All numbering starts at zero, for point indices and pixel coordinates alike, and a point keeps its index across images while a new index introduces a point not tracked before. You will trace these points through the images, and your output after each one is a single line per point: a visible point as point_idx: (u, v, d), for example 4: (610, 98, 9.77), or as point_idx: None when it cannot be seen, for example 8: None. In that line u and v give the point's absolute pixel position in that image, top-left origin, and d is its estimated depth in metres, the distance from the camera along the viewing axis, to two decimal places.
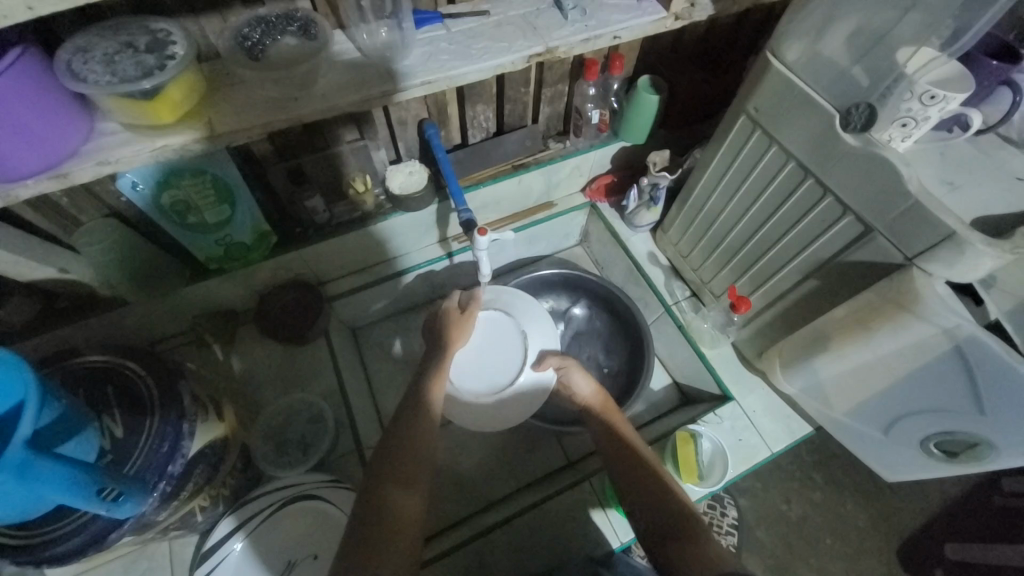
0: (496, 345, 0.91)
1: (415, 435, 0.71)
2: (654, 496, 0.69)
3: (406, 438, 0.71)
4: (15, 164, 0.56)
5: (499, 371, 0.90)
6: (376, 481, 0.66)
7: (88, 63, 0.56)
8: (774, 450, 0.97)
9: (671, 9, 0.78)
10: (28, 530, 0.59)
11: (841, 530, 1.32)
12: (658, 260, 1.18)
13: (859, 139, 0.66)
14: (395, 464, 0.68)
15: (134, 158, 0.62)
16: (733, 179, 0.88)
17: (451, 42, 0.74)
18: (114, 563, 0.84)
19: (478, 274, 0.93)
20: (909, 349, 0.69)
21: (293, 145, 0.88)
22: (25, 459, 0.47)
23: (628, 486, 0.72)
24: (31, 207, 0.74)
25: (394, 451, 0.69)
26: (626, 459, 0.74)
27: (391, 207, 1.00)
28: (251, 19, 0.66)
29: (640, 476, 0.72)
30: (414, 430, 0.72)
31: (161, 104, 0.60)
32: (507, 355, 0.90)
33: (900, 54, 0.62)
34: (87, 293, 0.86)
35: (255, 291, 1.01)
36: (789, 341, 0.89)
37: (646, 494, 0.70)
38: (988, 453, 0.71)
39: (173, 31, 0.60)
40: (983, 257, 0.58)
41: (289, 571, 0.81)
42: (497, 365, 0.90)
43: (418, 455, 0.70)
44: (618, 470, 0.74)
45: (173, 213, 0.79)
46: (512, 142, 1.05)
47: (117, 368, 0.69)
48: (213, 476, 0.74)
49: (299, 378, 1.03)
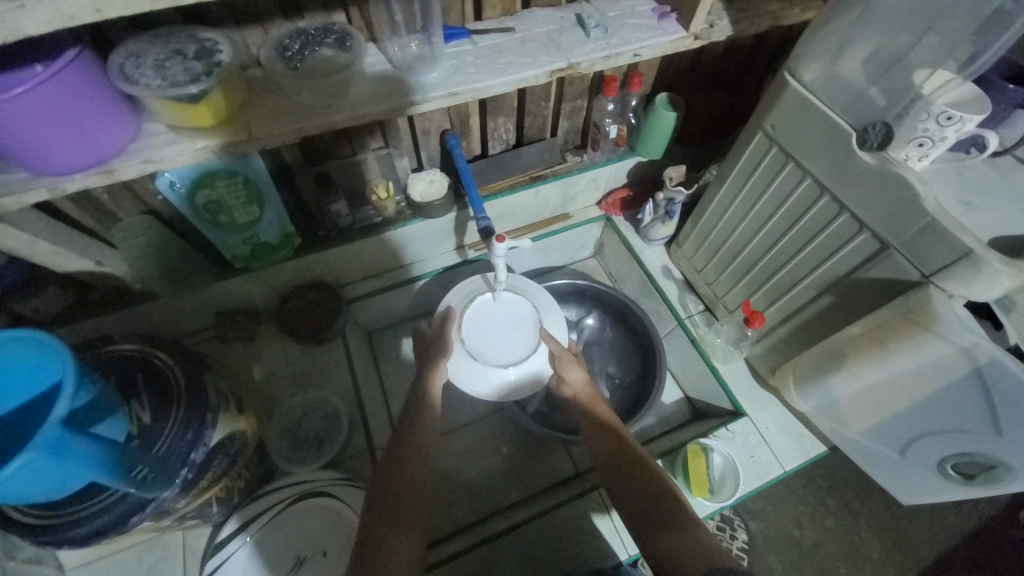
0: (504, 324, 0.88)
1: (407, 453, 0.73)
2: (646, 484, 0.72)
3: (403, 449, 0.74)
4: (65, 160, 0.59)
5: (511, 349, 0.86)
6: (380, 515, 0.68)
7: (140, 68, 0.60)
8: (786, 469, 0.96)
9: (691, 29, 0.81)
10: (53, 511, 0.61)
11: (857, 559, 1.29)
12: (672, 274, 1.19)
13: (875, 157, 0.67)
14: (404, 487, 0.70)
15: (176, 158, 0.65)
16: (748, 195, 0.89)
17: (477, 56, 0.77)
18: (129, 551, 0.86)
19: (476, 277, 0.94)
20: (925, 367, 0.69)
21: (321, 151, 0.92)
22: (60, 437, 0.49)
23: (618, 479, 0.74)
24: (74, 202, 0.78)
25: (397, 452, 0.73)
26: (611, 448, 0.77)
27: (411, 213, 1.04)
28: (292, 31, 0.70)
29: (626, 470, 0.74)
30: (413, 436, 0.75)
31: (205, 108, 0.63)
32: (520, 336, 0.87)
33: (918, 75, 0.64)
34: (120, 286, 0.90)
35: (277, 291, 1.04)
36: (801, 358, 0.89)
37: (633, 484, 0.72)
38: (1006, 476, 0.70)
39: (220, 40, 0.64)
40: (1000, 276, 0.58)
41: (297, 567, 0.82)
42: (511, 342, 0.86)
43: (421, 465, 0.73)
44: (607, 470, 0.76)
45: (206, 211, 0.82)
46: (531, 154, 1.08)
47: (147, 357, 0.72)
48: (231, 467, 0.76)
49: (314, 377, 1.05)
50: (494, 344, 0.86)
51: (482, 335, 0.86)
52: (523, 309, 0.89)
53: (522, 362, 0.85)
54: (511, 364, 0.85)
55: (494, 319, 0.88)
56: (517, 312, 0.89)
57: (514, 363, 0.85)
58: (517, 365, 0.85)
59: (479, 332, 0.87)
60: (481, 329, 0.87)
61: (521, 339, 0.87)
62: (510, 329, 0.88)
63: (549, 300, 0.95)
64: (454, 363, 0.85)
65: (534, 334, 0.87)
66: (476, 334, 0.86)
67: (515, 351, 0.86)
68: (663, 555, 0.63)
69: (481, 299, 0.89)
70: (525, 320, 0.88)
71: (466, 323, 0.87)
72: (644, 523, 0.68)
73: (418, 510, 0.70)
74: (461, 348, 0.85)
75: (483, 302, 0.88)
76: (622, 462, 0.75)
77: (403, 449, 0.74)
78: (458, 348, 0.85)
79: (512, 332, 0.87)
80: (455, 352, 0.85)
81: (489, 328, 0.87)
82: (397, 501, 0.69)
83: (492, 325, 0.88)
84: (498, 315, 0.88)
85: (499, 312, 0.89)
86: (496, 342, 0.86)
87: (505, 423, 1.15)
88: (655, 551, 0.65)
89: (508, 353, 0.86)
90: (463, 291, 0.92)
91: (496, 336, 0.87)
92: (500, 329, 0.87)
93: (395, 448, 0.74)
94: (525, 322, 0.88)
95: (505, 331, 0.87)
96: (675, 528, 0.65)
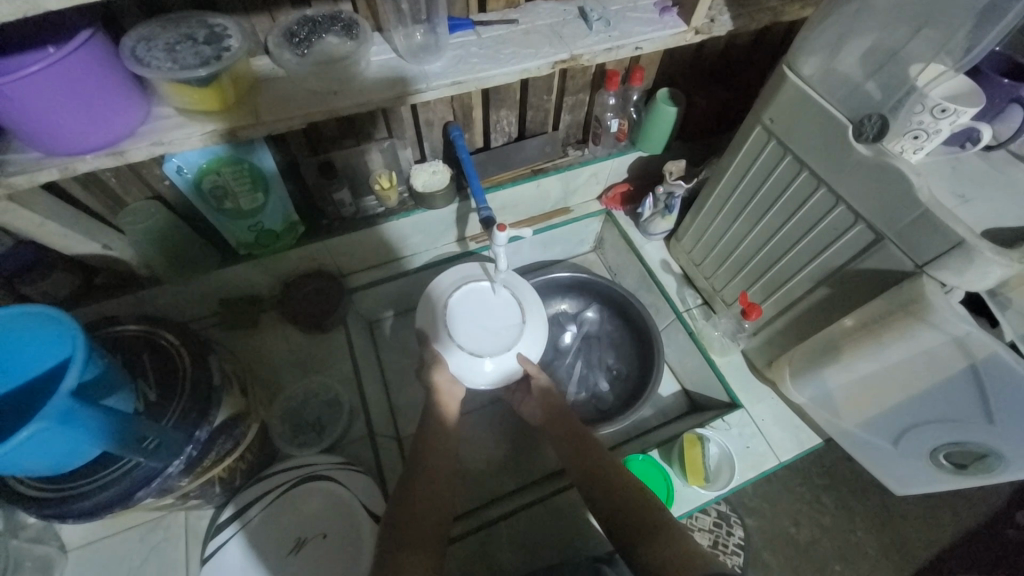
0: (489, 311, 0.90)
1: (423, 472, 0.76)
2: (621, 493, 0.73)
3: (425, 461, 0.78)
4: (77, 140, 0.61)
5: (503, 333, 0.88)
6: (391, 546, 0.67)
7: (151, 51, 0.61)
8: (781, 460, 0.97)
9: (692, 24, 0.82)
10: (58, 485, 0.62)
11: (851, 557, 1.30)
12: (671, 268, 1.20)
13: (871, 150, 0.68)
14: (417, 493, 0.74)
15: (185, 141, 0.66)
16: (747, 188, 0.90)
17: (481, 47, 0.78)
18: (131, 531, 0.87)
19: (459, 270, 0.94)
20: (920, 357, 0.71)
21: (325, 140, 0.93)
22: (69, 407, 0.50)
23: (600, 489, 0.75)
24: (82, 185, 0.79)
25: (415, 466, 0.77)
26: (585, 466, 0.79)
27: (414, 204, 1.05)
28: (301, 19, 0.72)
29: (612, 481, 0.75)
30: (430, 440, 0.81)
31: (213, 92, 0.64)
32: (506, 320, 0.90)
33: (911, 69, 0.64)
34: (126, 271, 0.91)
35: (280, 279, 1.05)
36: (798, 350, 0.90)
37: (618, 493, 0.73)
38: (998, 465, 0.71)
39: (229, 26, 0.65)
40: (991, 266, 0.59)
41: (298, 547, 0.83)
42: (501, 328, 0.89)
43: (433, 481, 0.76)
44: (589, 485, 0.77)
45: (211, 197, 0.83)
46: (532, 147, 1.09)
47: (153, 337, 0.74)
48: (235, 448, 0.77)
49: (316, 364, 1.06)
50: (486, 333, 0.88)
51: (473, 327, 0.88)
52: (503, 294, 0.92)
53: (518, 340, 0.88)
54: (509, 345, 0.87)
55: (478, 308, 0.90)
56: (497, 298, 0.92)
57: (512, 344, 0.87)
58: (515, 345, 0.87)
59: (468, 324, 0.88)
60: (469, 321, 0.89)
61: (508, 321, 0.90)
62: (495, 315, 0.90)
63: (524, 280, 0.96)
64: (454, 363, 0.85)
65: (518, 313, 0.90)
66: (466, 327, 0.88)
67: (507, 334, 0.88)
68: (649, 567, 0.62)
69: (464, 288, 0.91)
70: (506, 303, 0.91)
71: (452, 316, 0.88)
72: (624, 526, 0.69)
73: (431, 503, 0.73)
74: (456, 346, 0.85)
75: (465, 293, 0.91)
76: (607, 463, 0.79)
77: (423, 459, 0.78)
78: (453, 346, 0.85)
79: (499, 317, 0.90)
80: (450, 351, 0.85)
81: (475, 319, 0.89)
82: (413, 520, 0.70)
83: (478, 315, 0.89)
84: (481, 305, 0.90)
85: (481, 300, 0.91)
86: (487, 330, 0.88)
87: (503, 414, 1.16)
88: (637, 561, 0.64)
89: (502, 339, 0.88)
90: (455, 274, 0.93)
91: (485, 324, 0.89)
92: (486, 317, 0.89)
93: (411, 472, 0.76)
94: (507, 307, 0.91)
95: (492, 316, 0.90)
96: (661, 529, 0.66)
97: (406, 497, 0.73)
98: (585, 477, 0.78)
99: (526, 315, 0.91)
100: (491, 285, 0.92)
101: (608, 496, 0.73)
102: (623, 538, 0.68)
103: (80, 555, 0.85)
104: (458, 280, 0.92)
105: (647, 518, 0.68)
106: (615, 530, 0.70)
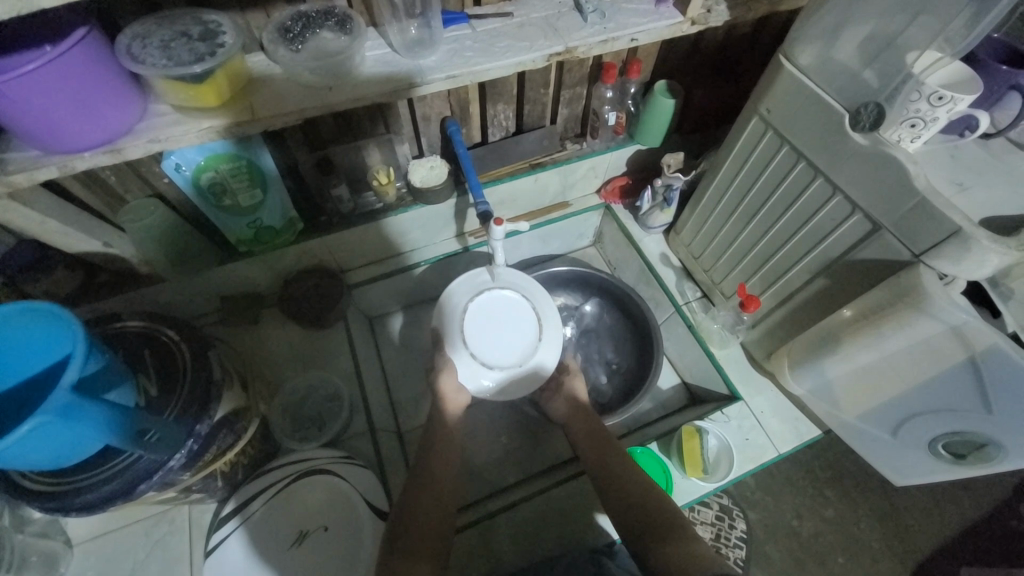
0: (504, 316, 0.93)
1: (427, 472, 0.76)
2: (632, 490, 0.73)
3: (425, 460, 0.78)
4: (74, 139, 0.61)
5: (516, 347, 0.91)
6: (401, 548, 0.67)
7: (146, 48, 0.62)
8: (780, 452, 0.97)
9: (688, 14, 0.81)
10: (61, 479, 0.63)
11: (854, 550, 1.29)
12: (670, 261, 1.20)
13: (867, 138, 0.68)
14: (419, 488, 0.74)
15: (181, 138, 0.67)
16: (745, 179, 0.90)
17: (475, 41, 0.78)
18: (135, 525, 0.89)
19: (474, 274, 0.95)
20: (919, 348, 0.70)
21: (323, 136, 0.93)
22: (69, 402, 0.51)
23: (612, 486, 0.76)
24: (81, 183, 0.80)
25: (421, 466, 0.77)
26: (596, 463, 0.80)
27: (412, 199, 1.05)
28: (295, 15, 0.72)
29: (620, 477, 0.76)
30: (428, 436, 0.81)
31: (209, 88, 0.65)
32: (518, 330, 0.92)
33: (910, 56, 0.63)
34: (128, 268, 0.92)
35: (281, 275, 1.06)
36: (797, 341, 0.89)
37: (627, 488, 0.74)
38: (997, 454, 0.72)
39: (223, 22, 0.65)
40: (988, 254, 0.59)
41: (300, 540, 0.84)
42: (514, 339, 0.92)
43: (436, 480, 0.76)
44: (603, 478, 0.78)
45: (211, 194, 0.83)
46: (530, 141, 1.09)
47: (156, 333, 0.75)
48: (235, 442, 0.77)
49: (316, 359, 1.07)
50: (497, 344, 0.91)
51: (487, 333, 0.91)
52: (516, 296, 0.94)
53: (529, 355, 0.91)
54: (520, 361, 0.91)
55: (491, 316, 0.92)
56: (512, 302, 0.94)
57: (522, 358, 0.91)
58: (524, 359, 0.91)
59: (482, 329, 0.91)
60: (482, 328, 0.91)
61: (521, 330, 0.93)
62: (509, 322, 0.93)
63: (533, 282, 0.97)
64: (463, 369, 0.88)
65: (531, 321, 0.94)
66: (478, 333, 0.90)
67: (520, 346, 0.92)
68: (660, 563, 0.61)
69: (480, 296, 0.92)
70: (518, 306, 0.94)
71: (469, 321, 0.91)
72: (634, 525, 0.69)
73: (433, 497, 0.73)
74: (468, 353, 0.89)
75: (480, 300, 0.92)
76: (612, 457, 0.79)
77: (427, 457, 0.79)
78: (464, 351, 0.88)
79: (514, 326, 0.93)
80: (461, 357, 0.88)
81: (489, 323, 0.91)
82: (414, 522, 0.70)
83: (491, 322, 0.92)
84: (497, 310, 0.93)
85: (500, 305, 0.93)
86: (497, 343, 0.91)
87: (503, 409, 1.17)
88: (650, 556, 0.63)
89: (512, 351, 0.91)
90: (469, 284, 0.94)
91: (497, 333, 0.91)
92: (500, 322, 0.92)
93: (412, 472, 0.77)
94: (522, 314, 0.94)
95: (507, 324, 0.92)
96: (670, 529, 0.66)
97: (412, 494, 0.73)
98: (598, 468, 0.79)
99: (540, 326, 0.94)
100: (501, 288, 0.94)
101: (619, 495, 0.74)
102: (633, 538, 0.68)
103: (85, 550, 0.87)
104: (473, 291, 0.93)
105: (663, 518, 0.68)
106: (627, 531, 0.69)
